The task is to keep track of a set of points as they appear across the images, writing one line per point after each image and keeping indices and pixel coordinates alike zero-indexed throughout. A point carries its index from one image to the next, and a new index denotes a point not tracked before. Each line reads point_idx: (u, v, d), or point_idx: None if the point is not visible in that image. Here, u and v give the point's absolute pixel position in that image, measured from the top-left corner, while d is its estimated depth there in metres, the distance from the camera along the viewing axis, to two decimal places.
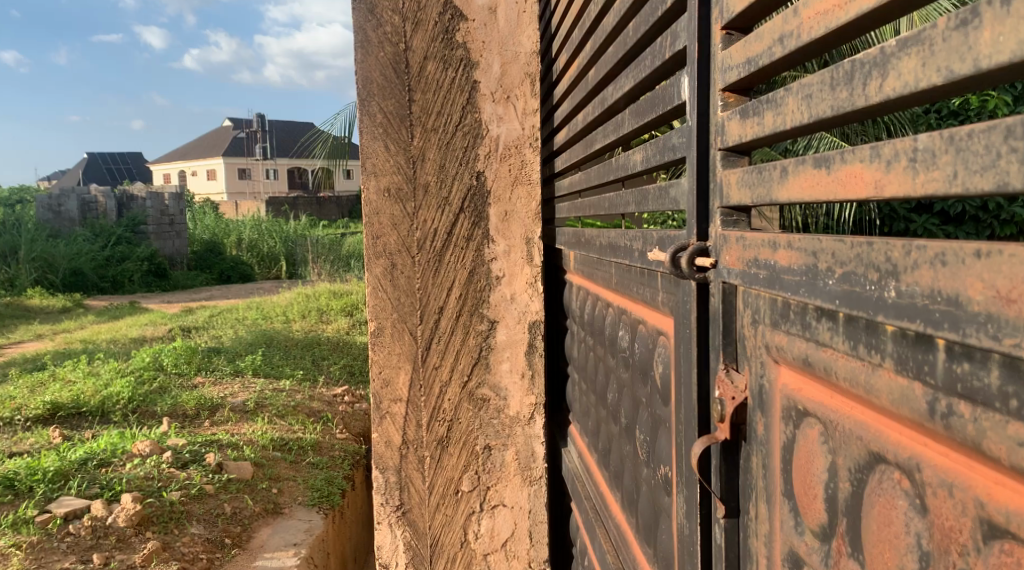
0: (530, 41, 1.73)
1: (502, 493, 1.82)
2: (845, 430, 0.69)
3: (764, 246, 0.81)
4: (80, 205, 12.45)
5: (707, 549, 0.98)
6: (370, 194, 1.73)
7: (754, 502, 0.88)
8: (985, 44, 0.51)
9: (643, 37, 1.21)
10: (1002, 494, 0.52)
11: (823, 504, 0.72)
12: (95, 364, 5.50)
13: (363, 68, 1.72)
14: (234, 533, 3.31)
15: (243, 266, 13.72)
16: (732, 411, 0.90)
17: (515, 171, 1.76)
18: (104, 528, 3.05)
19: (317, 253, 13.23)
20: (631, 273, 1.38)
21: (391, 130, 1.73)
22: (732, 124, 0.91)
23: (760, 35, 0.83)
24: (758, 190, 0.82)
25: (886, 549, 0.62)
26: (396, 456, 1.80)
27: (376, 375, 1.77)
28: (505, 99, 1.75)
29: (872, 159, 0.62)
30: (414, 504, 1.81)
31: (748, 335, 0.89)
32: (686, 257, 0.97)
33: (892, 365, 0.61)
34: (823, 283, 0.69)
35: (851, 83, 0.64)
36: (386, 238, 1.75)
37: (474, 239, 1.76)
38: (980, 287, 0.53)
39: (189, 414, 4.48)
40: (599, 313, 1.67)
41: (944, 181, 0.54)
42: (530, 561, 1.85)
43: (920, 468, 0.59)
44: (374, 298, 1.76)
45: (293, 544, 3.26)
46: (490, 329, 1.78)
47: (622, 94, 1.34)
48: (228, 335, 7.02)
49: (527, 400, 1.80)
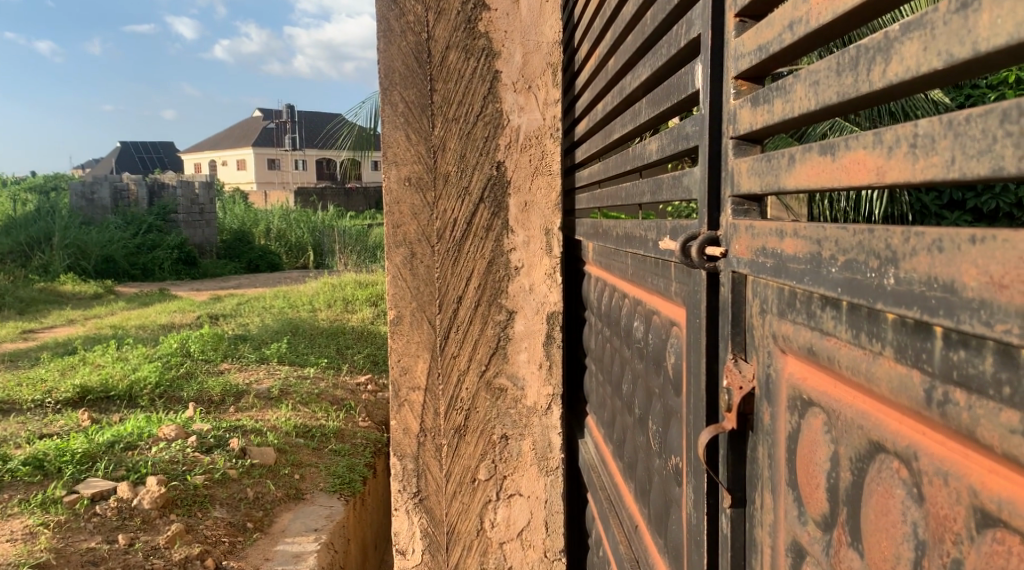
0: (552, 31, 1.74)
1: (519, 483, 1.83)
2: (847, 419, 0.68)
3: (772, 235, 0.81)
4: (112, 193, 12.65)
5: (714, 538, 0.98)
6: (391, 183, 1.75)
7: (759, 492, 0.88)
8: (983, 26, 0.50)
9: (660, 24, 1.20)
10: (995, 482, 0.51)
11: (824, 494, 0.72)
12: (124, 349, 5.61)
13: (385, 58, 1.73)
14: (257, 517, 3.36)
15: (272, 256, 13.90)
16: (739, 400, 0.90)
17: (536, 162, 1.76)
18: (130, 509, 3.11)
19: (345, 244, 13.32)
20: (645, 263, 1.38)
21: (412, 119, 1.74)
22: (743, 112, 0.90)
23: (772, 22, 0.82)
24: (766, 178, 0.82)
25: (883, 538, 0.62)
26: (414, 443, 1.82)
27: (394, 363, 1.79)
28: (526, 90, 1.75)
29: (876, 145, 0.61)
30: (430, 492, 1.83)
31: (756, 325, 0.89)
32: (696, 247, 0.97)
33: (892, 353, 0.60)
34: (827, 271, 0.69)
35: (856, 69, 0.64)
36: (406, 227, 1.76)
37: (493, 228, 1.76)
38: (974, 273, 0.51)
39: (214, 399, 4.57)
40: (615, 304, 1.67)
41: (942, 166, 0.53)
42: (545, 551, 1.85)
43: (917, 457, 0.58)
44: (394, 287, 1.77)
45: (314, 530, 3.29)
46: (508, 319, 1.79)
47: (639, 84, 1.34)
48: (254, 323, 7.12)
49: (544, 391, 1.80)
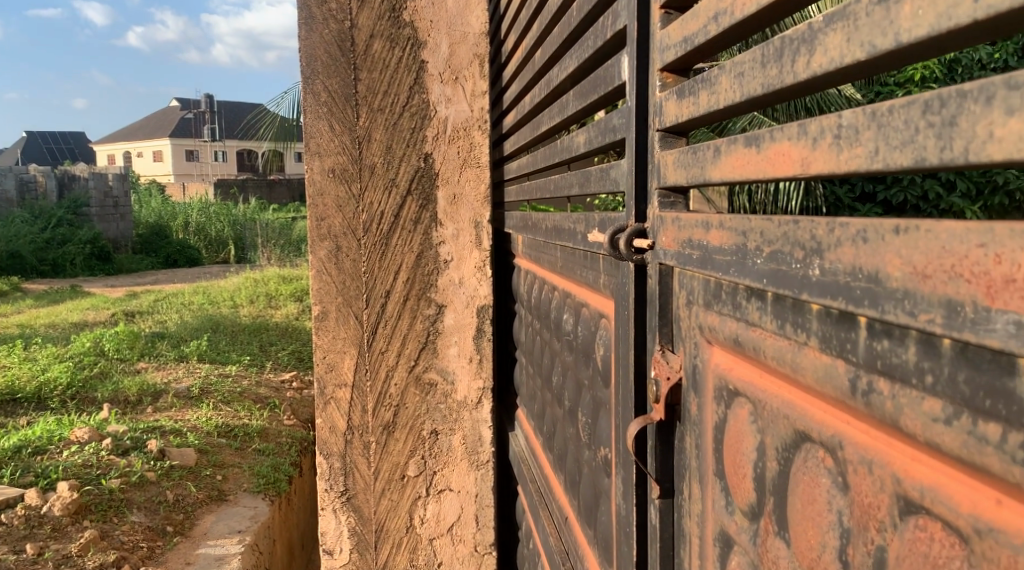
0: (478, 21, 1.71)
1: (448, 477, 1.80)
2: (773, 410, 0.69)
3: (698, 227, 0.81)
4: (18, 185, 11.99)
5: (643, 529, 0.98)
6: (314, 175, 1.69)
7: (688, 483, 0.89)
8: (905, 17, 0.50)
9: (586, 16, 1.20)
10: (918, 470, 0.51)
11: (751, 484, 0.73)
12: (32, 349, 5.33)
13: (307, 46, 1.67)
14: (177, 520, 3.23)
15: (191, 250, 13.43)
16: (667, 391, 0.90)
17: (463, 154, 1.73)
18: (39, 517, 2.97)
19: (267, 237, 12.99)
20: (574, 256, 1.37)
21: (336, 108, 1.69)
22: (669, 105, 0.90)
23: (697, 14, 0.82)
24: (691, 170, 0.82)
25: (809, 527, 0.62)
26: (341, 442, 1.77)
27: (320, 360, 1.74)
28: (453, 80, 1.72)
29: (800, 137, 0.61)
30: (359, 490, 1.79)
31: (683, 316, 0.89)
32: (624, 239, 0.97)
33: (816, 343, 0.61)
34: (752, 263, 0.69)
35: (780, 61, 0.64)
36: (331, 220, 1.71)
37: (421, 221, 1.73)
38: (898, 264, 0.51)
39: (130, 400, 4.39)
40: (545, 297, 1.66)
41: (866, 157, 0.53)
42: (476, 546, 1.84)
43: (842, 445, 0.58)
44: (318, 282, 1.71)
45: (238, 531, 3.19)
46: (438, 313, 1.76)
47: (566, 75, 1.33)
48: (173, 320, 6.87)
49: (475, 385, 1.78)
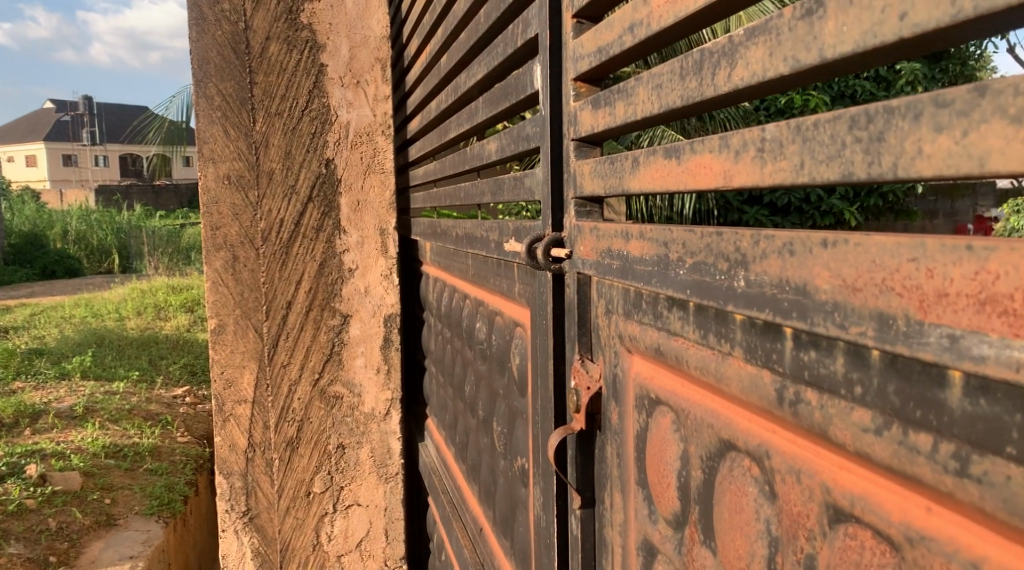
0: (379, 25, 1.67)
1: (357, 492, 1.76)
2: (696, 419, 0.69)
3: (617, 237, 0.81)
4: None
5: (563, 539, 0.98)
6: (208, 182, 1.60)
7: (609, 492, 0.88)
8: (829, 34, 0.51)
9: (495, 23, 1.18)
10: (846, 478, 0.52)
11: (675, 492, 0.73)
12: None
13: (198, 48, 1.58)
14: (60, 550, 3.01)
15: (70, 260, 12.62)
16: (587, 401, 0.89)
17: (367, 160, 1.70)
18: None
19: (155, 245, 12.37)
20: (487, 264, 1.36)
21: (230, 113, 1.61)
22: (584, 114, 0.90)
23: (611, 24, 0.82)
24: (610, 180, 0.82)
25: (736, 535, 0.63)
26: (242, 460, 1.68)
27: (217, 376, 1.64)
28: (354, 85, 1.68)
29: (721, 149, 0.61)
30: (261, 509, 1.71)
31: (601, 325, 0.89)
32: (541, 248, 0.96)
33: (741, 354, 0.61)
34: (674, 273, 0.69)
35: (700, 73, 0.64)
36: (227, 228, 1.62)
37: (324, 229, 1.68)
38: (826, 277, 0.51)
39: (5, 422, 4.07)
40: (456, 305, 1.64)
41: (791, 171, 0.54)
42: (386, 560, 1.79)
43: (769, 455, 0.59)
44: (214, 293, 1.63)
45: (129, 557, 2.99)
46: (343, 323, 1.71)
47: (475, 82, 1.31)
48: (52, 336, 6.43)
49: (383, 396, 1.75)
